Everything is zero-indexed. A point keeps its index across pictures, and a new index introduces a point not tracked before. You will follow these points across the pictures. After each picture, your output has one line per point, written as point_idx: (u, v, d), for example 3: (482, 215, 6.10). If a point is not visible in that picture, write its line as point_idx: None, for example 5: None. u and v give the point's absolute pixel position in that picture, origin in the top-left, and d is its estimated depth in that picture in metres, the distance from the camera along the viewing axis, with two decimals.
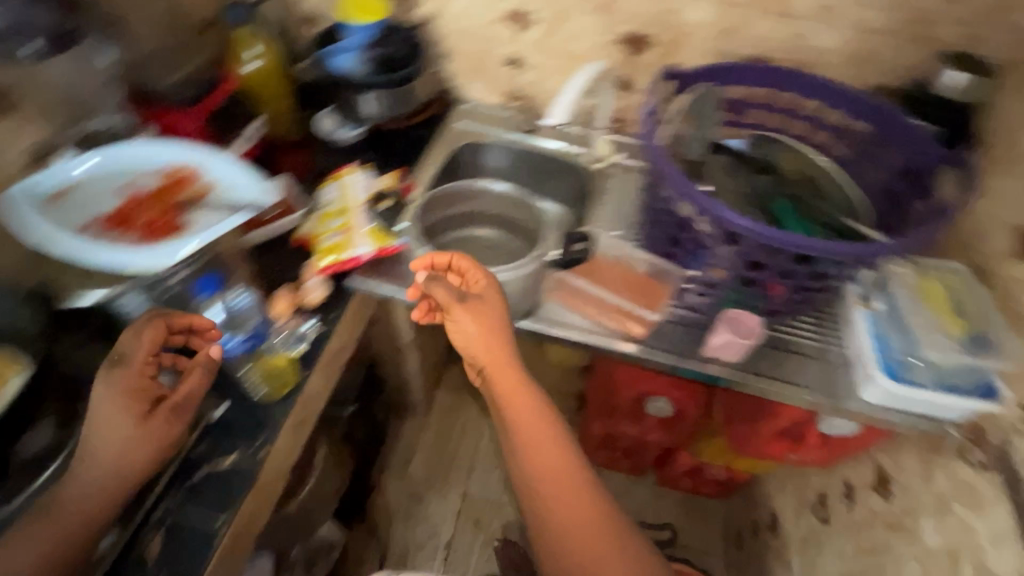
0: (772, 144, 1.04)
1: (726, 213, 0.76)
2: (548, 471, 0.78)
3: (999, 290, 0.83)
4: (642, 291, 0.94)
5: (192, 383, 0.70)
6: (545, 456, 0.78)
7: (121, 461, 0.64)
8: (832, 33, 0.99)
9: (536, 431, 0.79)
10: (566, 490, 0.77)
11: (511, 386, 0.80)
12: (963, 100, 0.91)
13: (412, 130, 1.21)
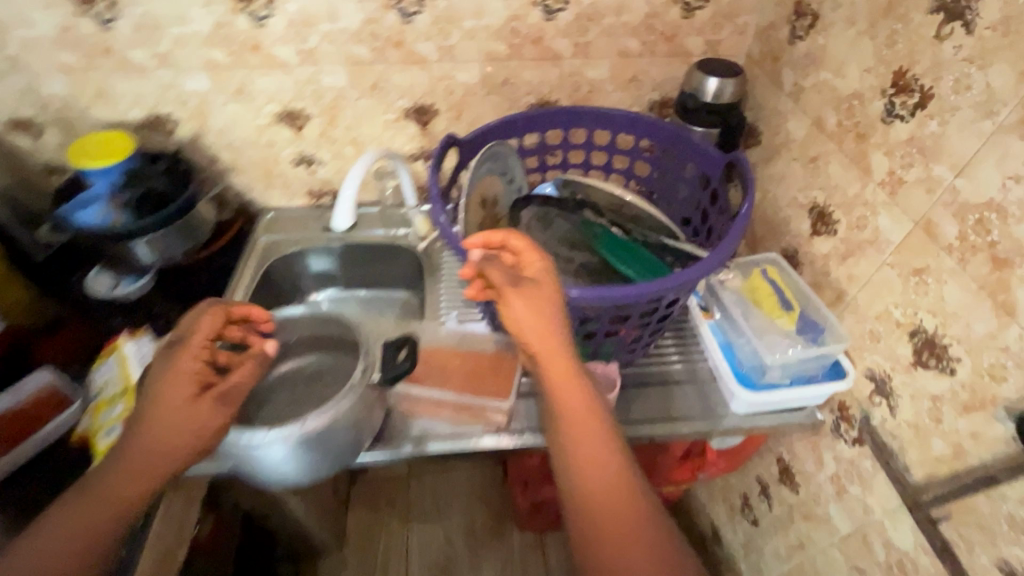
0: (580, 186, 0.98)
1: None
2: (595, 486, 0.60)
3: (811, 267, 0.86)
4: (493, 369, 0.85)
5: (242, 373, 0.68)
6: (594, 461, 0.61)
7: (160, 446, 0.61)
8: (597, 65, 1.01)
9: (588, 431, 0.63)
10: (614, 504, 0.59)
11: (564, 377, 0.64)
12: (728, 100, 0.94)
13: (211, 261, 1.08)
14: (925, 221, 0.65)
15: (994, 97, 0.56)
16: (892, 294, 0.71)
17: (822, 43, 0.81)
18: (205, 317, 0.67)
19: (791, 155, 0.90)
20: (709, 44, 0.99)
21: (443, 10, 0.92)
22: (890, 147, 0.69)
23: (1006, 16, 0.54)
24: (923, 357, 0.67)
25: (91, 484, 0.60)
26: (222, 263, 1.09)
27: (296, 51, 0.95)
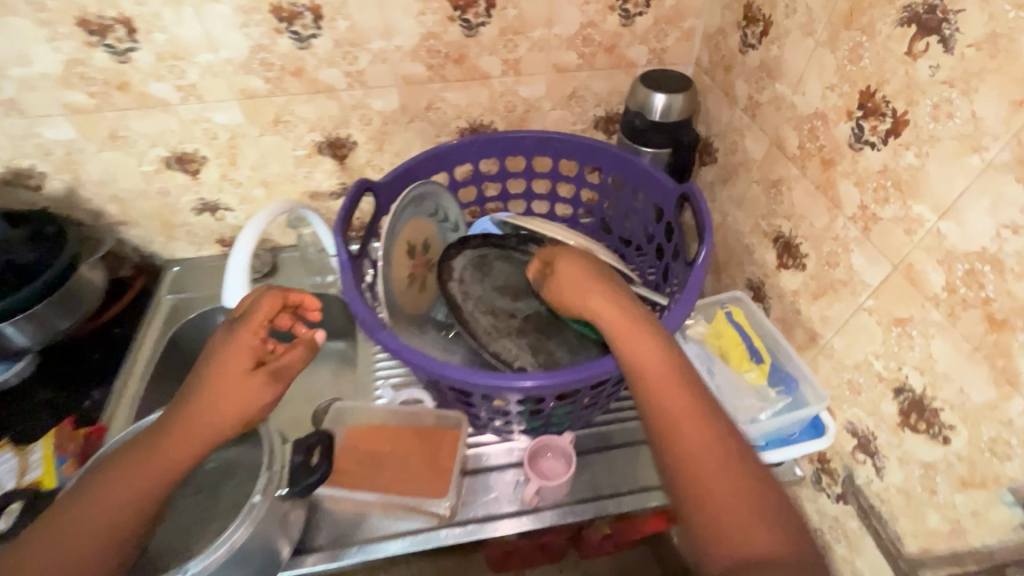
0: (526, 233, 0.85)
1: (491, 381, 0.60)
2: (682, 440, 0.49)
3: (779, 303, 0.77)
4: (429, 451, 0.74)
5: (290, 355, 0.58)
6: (677, 411, 0.50)
7: (209, 417, 0.54)
8: (532, 82, 0.90)
9: (667, 374, 0.52)
10: (705, 458, 0.48)
11: (630, 324, 0.55)
12: (678, 118, 0.84)
13: (105, 330, 0.95)
14: (905, 266, 0.56)
15: (981, 130, 0.47)
16: (872, 343, 0.62)
17: (777, 54, 0.71)
18: (264, 299, 0.60)
19: (751, 177, 0.80)
20: (654, 52, 0.89)
21: (345, 31, 0.79)
22: (861, 178, 0.60)
23: (991, 33, 0.45)
24: (911, 419, 0.58)
25: (144, 445, 0.54)
26: (116, 330, 0.96)
27: (175, 88, 0.81)
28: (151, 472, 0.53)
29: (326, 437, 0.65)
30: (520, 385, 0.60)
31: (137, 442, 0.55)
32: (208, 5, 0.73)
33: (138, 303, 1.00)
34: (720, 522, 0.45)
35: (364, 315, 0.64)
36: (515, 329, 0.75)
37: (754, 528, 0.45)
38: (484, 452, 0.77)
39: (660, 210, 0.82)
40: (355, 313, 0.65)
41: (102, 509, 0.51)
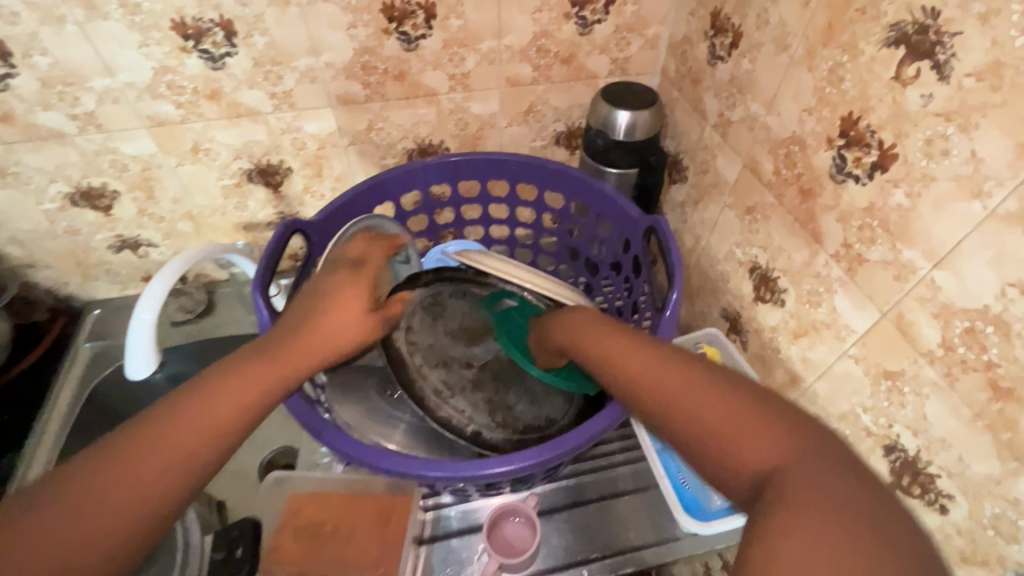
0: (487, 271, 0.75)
1: (442, 473, 0.53)
2: (652, 386, 0.42)
3: (757, 338, 0.71)
4: (380, 521, 0.67)
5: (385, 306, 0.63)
6: (636, 367, 0.45)
7: (318, 340, 0.52)
8: (484, 98, 0.81)
9: (618, 345, 0.49)
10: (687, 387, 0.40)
11: (580, 329, 0.54)
12: (643, 137, 0.77)
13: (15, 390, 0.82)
14: (895, 316, 0.50)
15: (982, 172, 0.41)
16: (858, 394, 0.56)
17: (749, 69, 0.64)
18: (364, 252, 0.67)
19: (723, 200, 0.73)
20: (617, 62, 0.81)
21: (265, 49, 0.69)
22: (844, 214, 0.54)
23: (994, 62, 0.39)
24: (903, 481, 0.53)
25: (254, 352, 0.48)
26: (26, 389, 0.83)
27: (70, 117, 0.70)
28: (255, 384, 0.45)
29: (251, 527, 0.57)
30: (473, 475, 0.54)
31: (213, 365, 0.46)
32: (96, 22, 0.63)
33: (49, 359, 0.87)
34: (723, 449, 0.37)
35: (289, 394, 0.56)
36: (470, 383, 0.67)
37: (763, 441, 0.36)
38: (443, 515, 0.69)
39: (625, 240, 0.75)
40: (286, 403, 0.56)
41: (194, 410, 0.41)
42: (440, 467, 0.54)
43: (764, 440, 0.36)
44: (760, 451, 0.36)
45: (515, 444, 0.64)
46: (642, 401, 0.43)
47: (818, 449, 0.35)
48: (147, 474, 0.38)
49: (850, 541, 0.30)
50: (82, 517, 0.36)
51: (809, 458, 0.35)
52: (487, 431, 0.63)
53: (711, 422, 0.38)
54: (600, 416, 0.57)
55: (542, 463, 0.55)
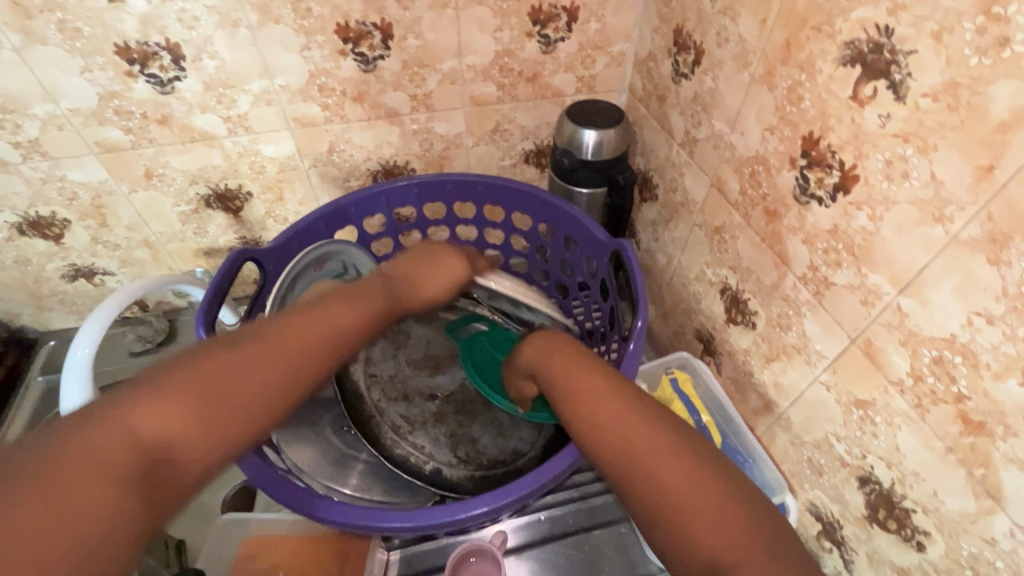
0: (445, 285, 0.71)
1: (392, 525, 0.50)
2: (613, 447, 0.40)
3: (730, 360, 0.69)
4: (336, 566, 0.63)
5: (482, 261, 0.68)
6: (608, 419, 0.42)
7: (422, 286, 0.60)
8: (447, 118, 0.79)
9: (594, 386, 0.45)
10: (661, 452, 0.38)
11: (558, 362, 0.50)
12: (610, 156, 0.75)
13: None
14: (863, 342, 0.48)
15: (943, 196, 0.39)
16: (831, 422, 0.54)
17: (712, 87, 0.62)
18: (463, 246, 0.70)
19: (693, 219, 0.72)
20: (583, 79, 0.80)
21: (215, 72, 0.67)
22: (810, 235, 0.52)
23: (949, 82, 0.37)
24: (879, 515, 0.50)
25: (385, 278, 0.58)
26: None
27: (12, 145, 0.68)
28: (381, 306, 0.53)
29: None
30: (425, 526, 0.51)
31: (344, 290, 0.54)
32: (34, 47, 0.60)
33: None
34: (685, 530, 0.35)
35: None
36: (432, 416, 0.65)
37: (721, 526, 0.35)
38: (409, 555, 0.65)
39: (593, 264, 0.74)
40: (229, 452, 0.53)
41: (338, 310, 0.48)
42: (392, 519, 0.51)
43: (721, 525, 0.35)
44: (715, 537, 0.34)
45: (475, 481, 0.61)
46: (607, 457, 0.40)
47: (771, 543, 0.34)
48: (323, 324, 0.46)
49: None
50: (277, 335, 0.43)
51: (763, 550, 0.34)
52: (448, 467, 0.61)
53: (678, 497, 0.36)
54: (560, 457, 0.54)
55: (497, 508, 0.52)
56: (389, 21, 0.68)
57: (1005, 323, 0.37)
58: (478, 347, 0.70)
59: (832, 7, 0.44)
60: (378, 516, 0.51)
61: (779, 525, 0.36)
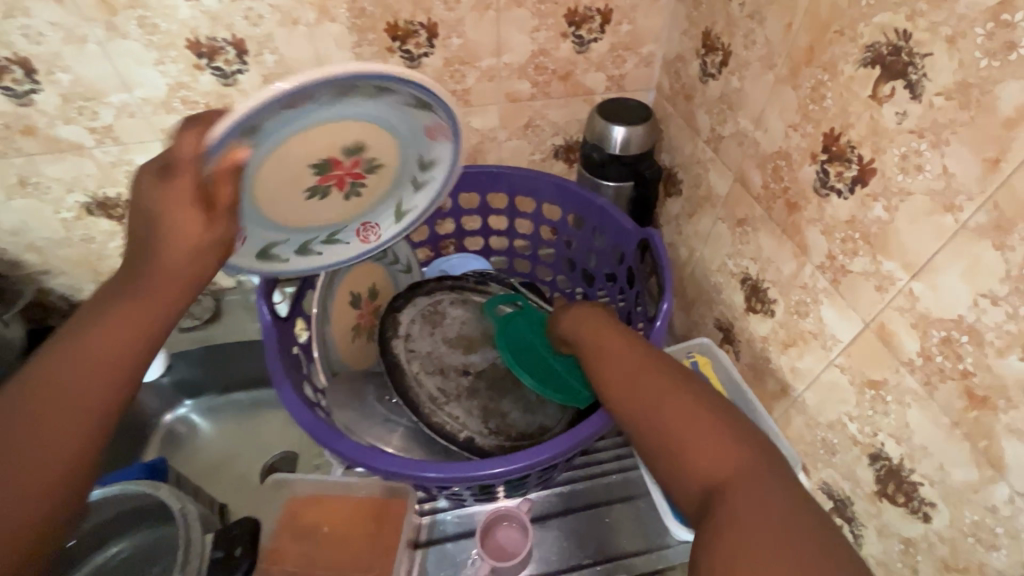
0: (337, 229, 0.68)
1: (431, 476, 0.55)
2: (627, 397, 0.46)
3: (749, 348, 0.72)
4: (374, 524, 0.68)
5: (183, 143, 0.41)
6: (623, 373, 0.48)
7: (177, 262, 0.42)
8: (484, 113, 0.84)
9: (614, 345, 0.51)
10: (664, 397, 0.43)
11: (584, 326, 0.56)
12: (637, 151, 0.79)
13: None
14: (877, 325, 0.52)
15: (954, 186, 0.42)
16: (844, 403, 0.57)
17: (738, 86, 0.66)
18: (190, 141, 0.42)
19: (716, 213, 0.75)
20: (613, 78, 0.84)
21: (274, 66, 0.72)
22: (828, 226, 0.55)
23: (961, 82, 0.40)
24: (888, 489, 0.54)
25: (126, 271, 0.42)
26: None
27: (88, 130, 0.74)
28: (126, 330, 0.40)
29: (250, 526, 0.58)
30: (461, 478, 0.55)
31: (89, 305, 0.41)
32: (116, 41, 0.67)
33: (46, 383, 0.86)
34: (684, 461, 0.40)
35: (291, 398, 0.59)
36: (465, 390, 0.70)
37: (717, 457, 0.39)
38: (439, 520, 0.70)
39: (618, 251, 0.78)
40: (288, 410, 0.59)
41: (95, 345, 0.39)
42: (430, 470, 0.55)
43: (721, 455, 0.39)
44: (714, 465, 0.39)
45: (506, 450, 0.65)
46: (622, 403, 0.46)
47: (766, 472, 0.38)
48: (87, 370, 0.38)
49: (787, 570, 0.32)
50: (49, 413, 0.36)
51: (762, 471, 0.37)
52: (480, 436, 0.65)
53: (677, 434, 0.41)
54: (588, 425, 0.58)
55: (529, 467, 0.56)
56: (434, 21, 0.73)
57: (1008, 303, 0.40)
58: (509, 327, 0.75)
59: (855, 13, 0.48)
60: (418, 466, 0.56)
61: (778, 457, 0.39)
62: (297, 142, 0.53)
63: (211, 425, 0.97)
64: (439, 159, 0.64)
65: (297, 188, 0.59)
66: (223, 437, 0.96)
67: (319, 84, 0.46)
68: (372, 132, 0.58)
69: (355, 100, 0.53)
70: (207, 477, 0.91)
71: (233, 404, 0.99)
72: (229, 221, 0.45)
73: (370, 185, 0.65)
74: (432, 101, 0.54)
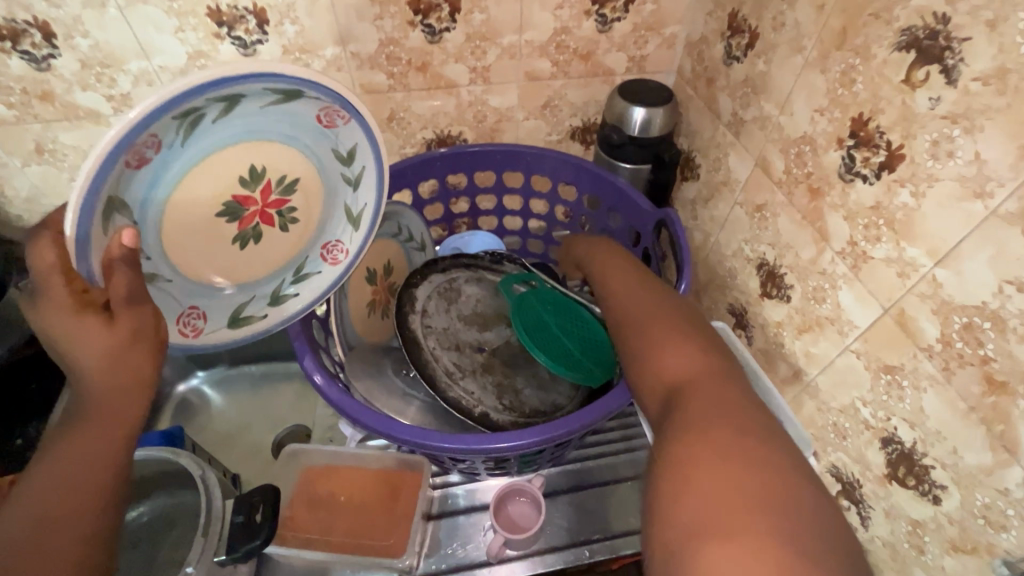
0: (302, 268, 0.70)
1: (444, 445, 0.56)
2: (630, 318, 0.57)
3: (762, 333, 0.73)
4: (389, 496, 0.69)
5: (42, 254, 0.43)
6: (632, 306, 0.59)
7: (109, 385, 0.43)
8: (504, 91, 0.83)
9: (627, 286, 0.63)
10: (659, 322, 0.55)
11: (609, 267, 0.69)
12: (657, 133, 0.78)
13: (19, 387, 0.80)
14: (896, 312, 0.52)
15: (985, 173, 0.42)
16: (858, 387, 0.58)
17: (764, 69, 0.66)
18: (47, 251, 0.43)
19: (734, 198, 0.75)
20: (634, 59, 0.83)
21: (294, 37, 0.72)
22: (851, 212, 0.55)
23: (999, 67, 0.40)
24: (899, 473, 0.55)
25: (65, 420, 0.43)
26: (27, 389, 0.81)
27: (106, 98, 0.73)
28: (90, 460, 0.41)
29: (270, 494, 0.59)
30: (474, 449, 0.56)
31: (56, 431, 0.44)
32: (136, 6, 0.66)
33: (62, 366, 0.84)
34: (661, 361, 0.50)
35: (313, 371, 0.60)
36: (480, 366, 0.70)
37: (687, 361, 0.48)
38: (451, 493, 0.71)
39: (635, 232, 0.79)
40: (309, 377, 0.60)
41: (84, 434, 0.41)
42: (443, 439, 0.56)
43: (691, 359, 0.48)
44: (684, 365, 0.48)
45: (520, 425, 0.66)
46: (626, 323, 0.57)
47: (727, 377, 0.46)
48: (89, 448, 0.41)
49: (732, 447, 0.38)
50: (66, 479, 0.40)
51: (720, 371, 0.47)
52: (495, 412, 0.66)
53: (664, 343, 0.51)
54: (602, 401, 0.58)
55: (541, 441, 0.57)
56: None
57: None
58: (524, 304, 0.76)
59: None
60: (432, 435, 0.57)
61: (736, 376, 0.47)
62: (185, 189, 0.56)
63: (223, 397, 0.98)
64: (355, 144, 0.63)
65: (223, 239, 0.62)
66: (236, 409, 0.98)
67: (157, 122, 0.47)
68: (255, 148, 0.59)
69: (212, 126, 0.53)
70: (219, 447, 0.93)
71: (244, 377, 1.00)
72: (135, 313, 0.44)
73: (299, 206, 0.66)
74: (295, 85, 0.53)
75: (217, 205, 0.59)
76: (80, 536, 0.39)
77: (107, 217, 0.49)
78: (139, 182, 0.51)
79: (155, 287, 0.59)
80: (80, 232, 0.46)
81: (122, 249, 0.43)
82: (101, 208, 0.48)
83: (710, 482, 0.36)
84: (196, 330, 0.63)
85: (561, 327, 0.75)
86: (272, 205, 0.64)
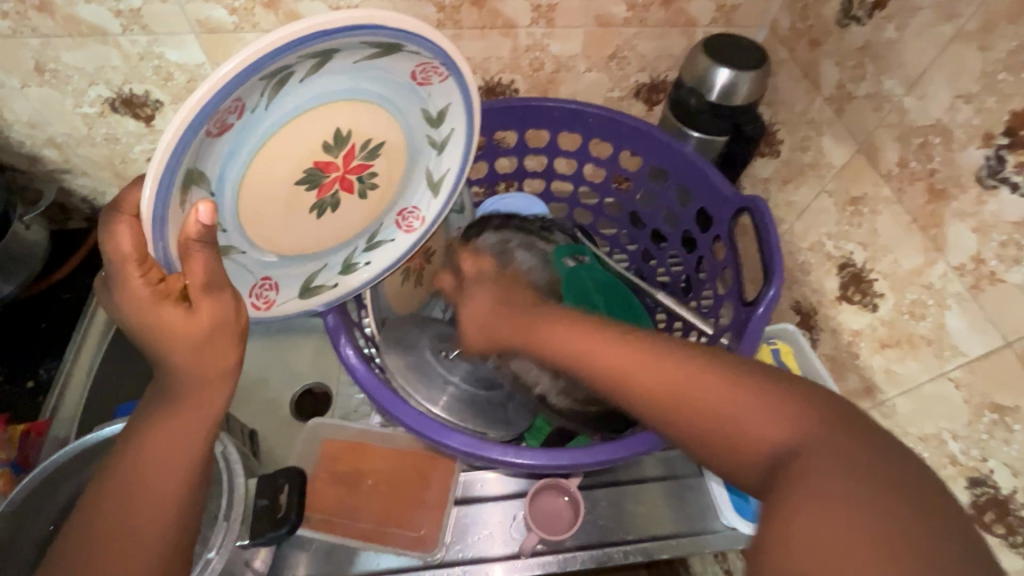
0: (376, 234, 0.62)
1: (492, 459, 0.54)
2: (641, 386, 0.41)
3: (832, 339, 0.65)
4: (423, 486, 0.66)
5: (116, 239, 0.38)
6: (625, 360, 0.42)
7: (197, 373, 0.40)
8: (569, 36, 0.72)
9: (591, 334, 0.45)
10: (680, 380, 0.38)
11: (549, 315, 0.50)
12: (742, 100, 0.68)
13: (28, 327, 0.74)
14: (1022, 347, 0.46)
15: None
16: (950, 419, 0.52)
17: (893, 38, 0.55)
18: (116, 232, 0.38)
19: (821, 184, 0.65)
20: (722, 9, 0.71)
21: None
22: (985, 224, 0.48)
23: None
24: (985, 517, 0.50)
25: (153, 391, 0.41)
26: (37, 330, 0.74)
27: (112, 13, 0.63)
28: (175, 450, 0.39)
29: (297, 476, 0.56)
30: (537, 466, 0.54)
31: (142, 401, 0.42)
32: None
33: (72, 308, 0.76)
34: (730, 442, 0.36)
35: (358, 370, 0.57)
36: None
37: (762, 428, 0.35)
38: (477, 478, 0.66)
39: (706, 216, 0.72)
40: (346, 366, 0.57)
41: (170, 425, 0.39)
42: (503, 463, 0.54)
43: (769, 424, 0.35)
44: (763, 435, 0.35)
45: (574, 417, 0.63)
46: (640, 395, 0.41)
47: (812, 422, 0.34)
48: (177, 436, 0.39)
49: (832, 489, 0.30)
50: (155, 463, 0.39)
51: (807, 426, 0.34)
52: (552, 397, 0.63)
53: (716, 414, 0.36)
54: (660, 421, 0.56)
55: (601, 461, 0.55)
56: None
57: None
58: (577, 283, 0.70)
59: None
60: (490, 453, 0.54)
61: (816, 401, 0.35)
62: (264, 156, 0.48)
63: None
64: (449, 104, 0.54)
65: (301, 209, 0.54)
66: (252, 360, 0.93)
67: (244, 84, 0.39)
68: (346, 110, 0.50)
69: (298, 86, 0.45)
70: (237, 400, 0.89)
71: (261, 327, 0.95)
72: (216, 299, 0.39)
73: (380, 171, 0.57)
74: (398, 38, 0.45)
75: (297, 173, 0.51)
76: (158, 510, 0.38)
77: (185, 190, 0.43)
78: (216, 154, 0.44)
79: (230, 261, 0.54)
80: (156, 210, 0.40)
81: (199, 228, 0.36)
82: (177, 182, 0.41)
83: (824, 537, 0.28)
84: (270, 301, 0.58)
85: (609, 306, 0.70)
86: (354, 170, 0.55)
